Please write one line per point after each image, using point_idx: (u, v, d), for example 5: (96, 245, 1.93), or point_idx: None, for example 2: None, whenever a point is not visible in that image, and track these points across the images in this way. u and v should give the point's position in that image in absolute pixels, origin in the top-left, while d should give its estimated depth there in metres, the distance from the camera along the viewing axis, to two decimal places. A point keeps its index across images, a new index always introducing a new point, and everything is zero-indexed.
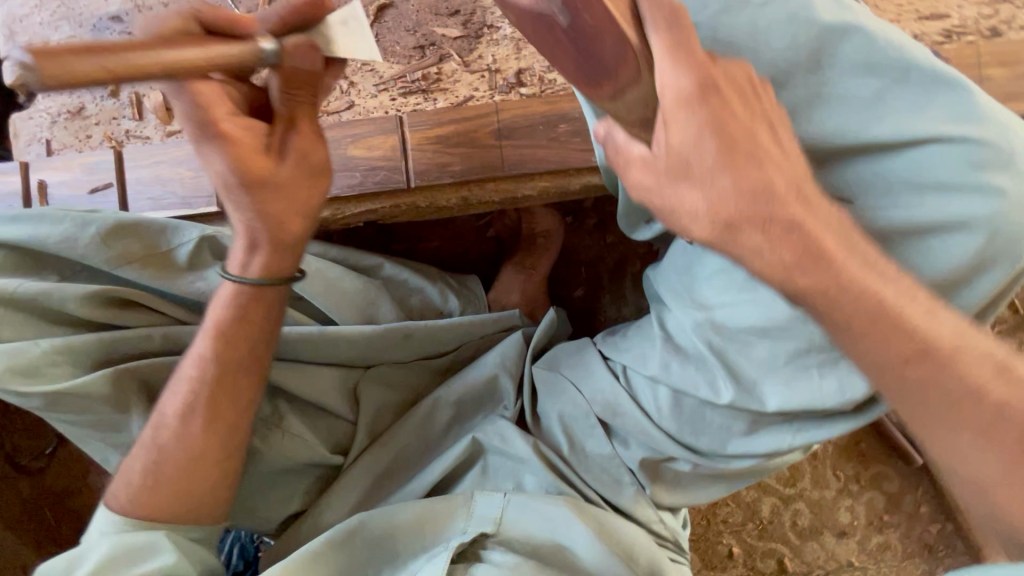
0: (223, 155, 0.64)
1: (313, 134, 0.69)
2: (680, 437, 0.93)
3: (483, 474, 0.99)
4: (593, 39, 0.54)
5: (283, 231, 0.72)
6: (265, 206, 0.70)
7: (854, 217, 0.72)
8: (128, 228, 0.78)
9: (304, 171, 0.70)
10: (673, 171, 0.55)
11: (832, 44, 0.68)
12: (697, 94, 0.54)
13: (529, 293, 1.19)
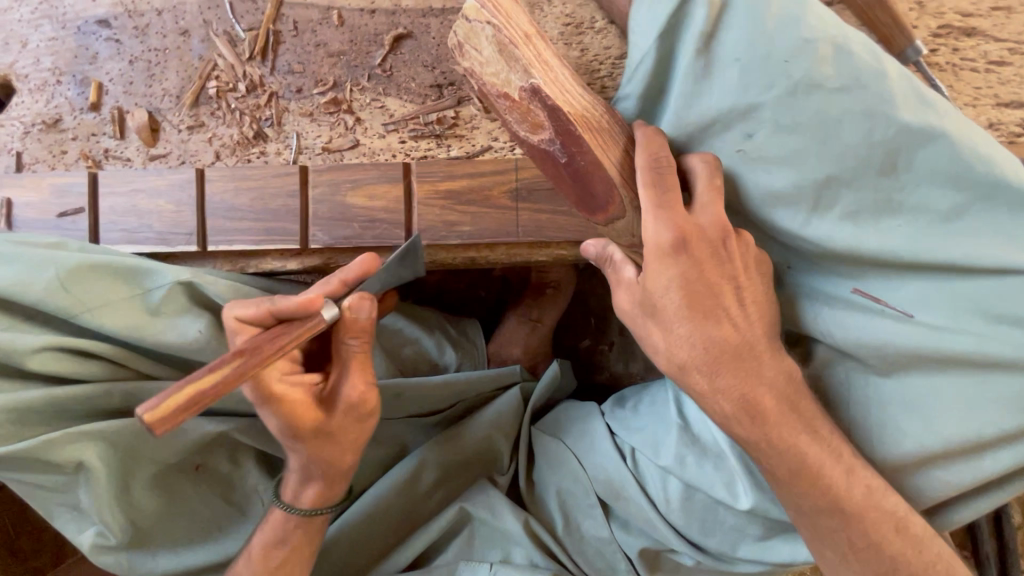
0: (279, 419, 0.65)
1: (366, 379, 0.68)
2: (686, 532, 0.87)
3: (468, 547, 0.91)
4: (587, 179, 0.65)
5: (336, 460, 0.72)
6: (326, 457, 0.71)
7: (914, 340, 0.64)
8: (93, 270, 0.67)
9: (355, 415, 0.69)
10: (643, 309, 0.65)
11: (910, 146, 0.62)
12: (672, 249, 0.61)
13: (532, 348, 1.11)
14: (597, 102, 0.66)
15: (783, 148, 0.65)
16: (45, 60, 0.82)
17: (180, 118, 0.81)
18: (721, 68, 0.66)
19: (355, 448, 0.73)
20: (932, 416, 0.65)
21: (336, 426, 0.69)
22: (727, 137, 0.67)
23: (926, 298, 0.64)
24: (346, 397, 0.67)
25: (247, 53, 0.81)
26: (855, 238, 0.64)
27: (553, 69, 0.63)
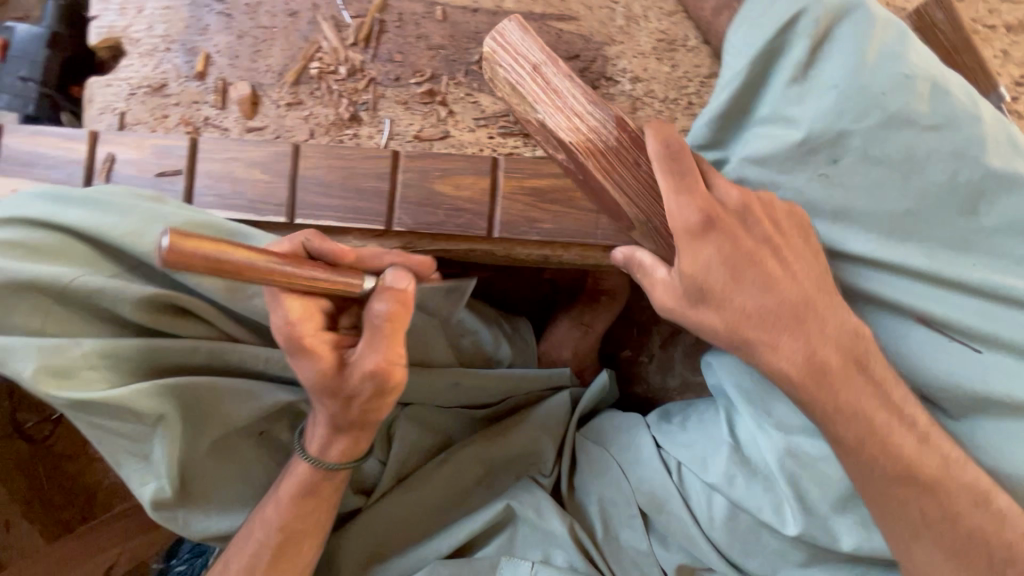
0: (302, 368, 0.62)
1: (395, 356, 0.61)
2: (727, 552, 0.86)
3: (509, 544, 0.91)
4: (601, 196, 0.68)
5: (356, 421, 0.68)
6: (343, 414, 0.66)
7: (988, 377, 0.64)
8: (200, 230, 0.70)
9: (374, 387, 0.62)
10: (689, 294, 0.60)
11: (996, 192, 0.63)
12: (704, 223, 0.58)
13: (581, 352, 1.12)
14: (608, 115, 0.64)
15: (869, 179, 0.65)
16: (157, 28, 0.86)
17: (280, 95, 0.85)
18: (817, 93, 0.66)
19: (376, 416, 0.67)
20: (1002, 455, 0.65)
21: (351, 387, 0.63)
22: (813, 160, 0.66)
23: (999, 338, 0.65)
24: (363, 367, 0.60)
25: (351, 39, 0.85)
26: (933, 269, 0.65)
27: (563, 96, 0.64)
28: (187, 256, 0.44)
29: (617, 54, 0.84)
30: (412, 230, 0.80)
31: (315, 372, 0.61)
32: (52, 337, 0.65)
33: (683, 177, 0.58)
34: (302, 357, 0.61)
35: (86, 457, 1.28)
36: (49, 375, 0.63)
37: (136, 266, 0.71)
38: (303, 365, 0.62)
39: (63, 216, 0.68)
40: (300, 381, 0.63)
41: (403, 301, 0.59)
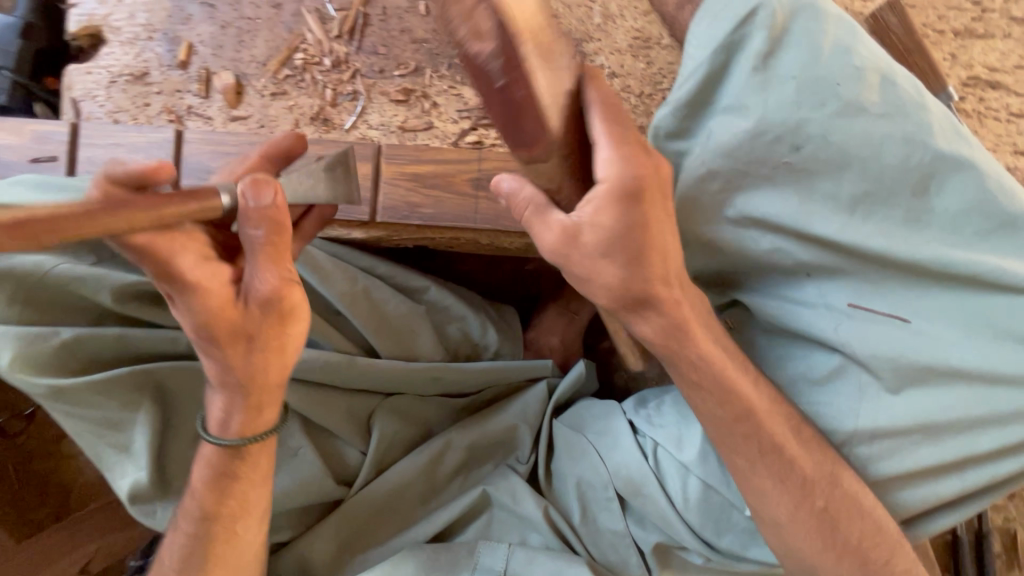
0: (193, 311, 0.60)
1: (287, 278, 0.62)
2: (699, 531, 0.88)
3: (487, 527, 0.94)
4: (520, 112, 0.51)
5: (250, 369, 0.66)
6: (235, 356, 0.65)
7: (932, 353, 0.71)
8: None
9: (273, 315, 0.63)
10: (567, 236, 0.61)
11: (943, 174, 0.68)
12: (631, 193, 0.58)
13: (568, 340, 1.17)
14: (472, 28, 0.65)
15: (828, 163, 0.70)
16: (140, 17, 0.86)
17: (264, 85, 0.86)
18: (779, 82, 0.70)
19: (271, 356, 0.67)
20: (943, 426, 0.71)
21: (243, 321, 0.62)
22: (777, 148, 0.71)
23: (940, 313, 0.71)
24: (260, 290, 0.61)
25: (336, 31, 0.86)
26: (886, 248, 0.69)
27: None
28: (6, 237, 0.37)
29: (595, 50, 0.88)
30: (388, 221, 0.83)
31: (203, 311, 0.60)
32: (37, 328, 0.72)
33: (623, 136, 0.58)
34: (185, 296, 0.59)
35: (57, 453, 1.25)
36: (27, 359, 0.70)
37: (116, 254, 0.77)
38: (188, 308, 0.60)
39: (55, 207, 0.74)
40: (188, 322, 0.61)
41: (263, 219, 0.57)
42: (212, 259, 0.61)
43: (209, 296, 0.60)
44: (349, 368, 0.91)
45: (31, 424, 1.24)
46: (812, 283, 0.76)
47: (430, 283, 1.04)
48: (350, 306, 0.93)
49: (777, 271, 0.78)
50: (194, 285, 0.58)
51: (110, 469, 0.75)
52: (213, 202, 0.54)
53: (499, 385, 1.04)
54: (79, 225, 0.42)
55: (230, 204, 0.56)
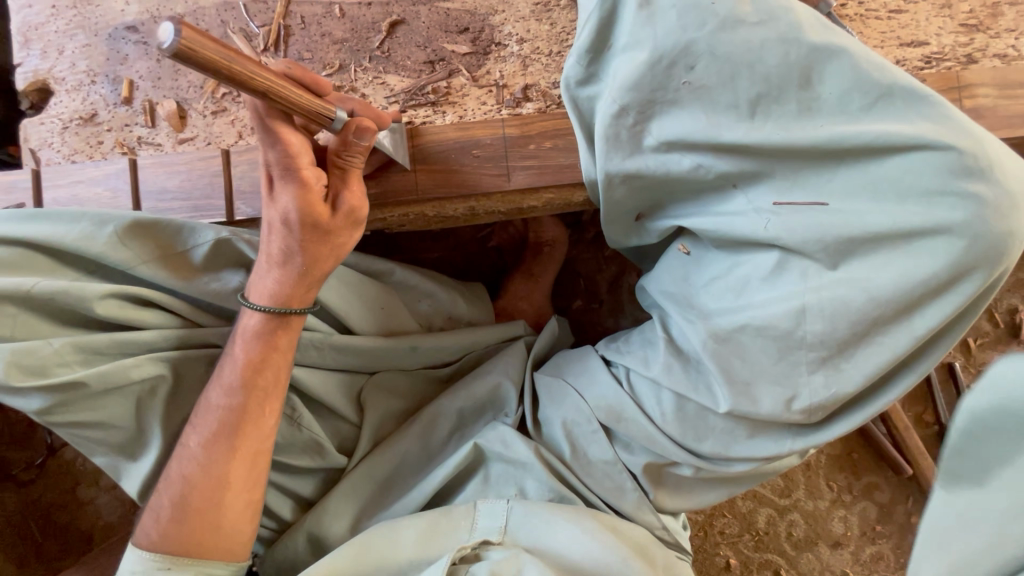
0: (294, 198, 0.69)
1: (362, 192, 0.73)
2: (683, 442, 0.90)
3: (485, 483, 0.98)
4: None
5: (321, 266, 0.76)
6: (315, 254, 0.75)
7: (841, 220, 0.73)
8: (150, 229, 0.79)
9: (348, 221, 0.74)
10: None
11: (821, 62, 0.73)
12: None
13: (536, 301, 1.22)
14: None
15: (721, 76, 0.76)
16: (80, 64, 0.94)
17: (204, 105, 0.93)
18: (662, 13, 0.78)
19: (337, 257, 0.77)
20: (883, 297, 0.73)
21: (333, 225, 0.73)
22: (673, 71, 0.78)
23: (853, 189, 0.74)
24: (347, 201, 0.72)
25: (262, 46, 0.93)
26: (787, 139, 0.74)
27: None
28: (198, 44, 0.50)
29: (501, 21, 0.95)
30: None
31: (304, 202, 0.69)
32: (24, 341, 0.75)
33: None
34: (294, 171, 0.68)
35: (74, 502, 1.28)
36: (16, 370, 0.74)
37: (92, 268, 0.81)
38: (292, 189, 0.68)
39: (23, 233, 0.78)
40: (284, 204, 0.69)
41: (363, 150, 0.71)
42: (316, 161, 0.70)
43: (313, 194, 0.69)
44: (328, 346, 0.95)
45: (42, 474, 1.28)
46: (739, 192, 0.81)
47: (393, 266, 1.07)
48: (321, 292, 0.94)
49: (704, 186, 0.83)
50: (293, 146, 0.66)
51: (124, 465, 0.82)
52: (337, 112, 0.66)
53: (478, 348, 1.09)
54: (246, 58, 0.55)
55: (341, 122, 0.67)
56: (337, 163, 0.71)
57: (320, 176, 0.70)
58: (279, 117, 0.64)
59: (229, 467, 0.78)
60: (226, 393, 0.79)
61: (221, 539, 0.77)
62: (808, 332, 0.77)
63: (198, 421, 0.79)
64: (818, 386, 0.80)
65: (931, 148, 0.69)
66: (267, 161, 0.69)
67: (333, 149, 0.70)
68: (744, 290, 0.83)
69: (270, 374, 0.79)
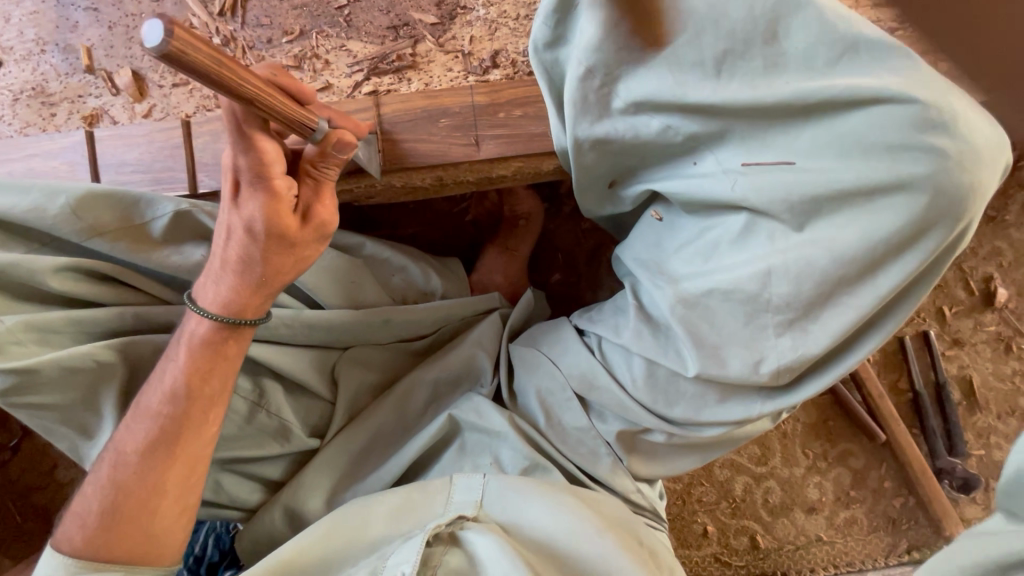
0: (264, 207, 0.66)
1: (333, 204, 0.72)
2: (654, 408, 0.92)
3: (459, 452, 0.99)
4: None
5: (281, 277, 0.74)
6: (276, 265, 0.73)
7: (805, 178, 0.73)
8: (103, 201, 0.77)
9: (315, 234, 0.72)
10: None
11: (788, 15, 0.71)
12: None
13: (511, 275, 1.22)
14: None
15: (686, 30, 0.74)
16: (28, 33, 0.90)
17: (161, 75, 0.90)
18: None
19: (298, 270, 0.75)
20: (846, 255, 0.72)
21: (299, 236, 0.70)
22: (639, 34, 0.77)
23: (819, 147, 0.73)
24: (317, 214, 0.70)
25: (218, 11, 0.90)
26: (754, 96, 0.72)
27: None
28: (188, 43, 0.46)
29: None
30: None
31: (272, 212, 0.66)
32: None
33: None
34: (265, 179, 0.65)
35: (53, 484, 1.28)
36: None
37: (47, 242, 0.79)
38: (261, 197, 0.66)
39: None
40: (249, 212, 0.67)
41: (339, 163, 0.69)
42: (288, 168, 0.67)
43: (284, 204, 0.67)
44: (298, 322, 0.94)
45: (16, 456, 1.27)
46: (709, 153, 0.81)
47: (364, 239, 1.06)
48: None
49: (673, 150, 0.83)
50: (268, 155, 0.63)
51: (85, 444, 0.80)
52: (318, 126, 0.64)
53: (454, 322, 1.09)
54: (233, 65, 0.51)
55: (324, 134, 0.65)
56: (308, 173, 0.69)
57: (292, 185, 0.67)
58: (257, 125, 0.61)
59: (167, 475, 0.77)
60: (167, 399, 0.77)
61: (151, 549, 0.76)
62: (774, 294, 0.77)
63: (133, 425, 0.77)
64: (784, 349, 0.80)
65: (898, 100, 0.67)
66: (236, 165, 0.65)
67: (309, 157, 0.67)
68: (713, 253, 0.83)
69: (217, 376, 0.78)
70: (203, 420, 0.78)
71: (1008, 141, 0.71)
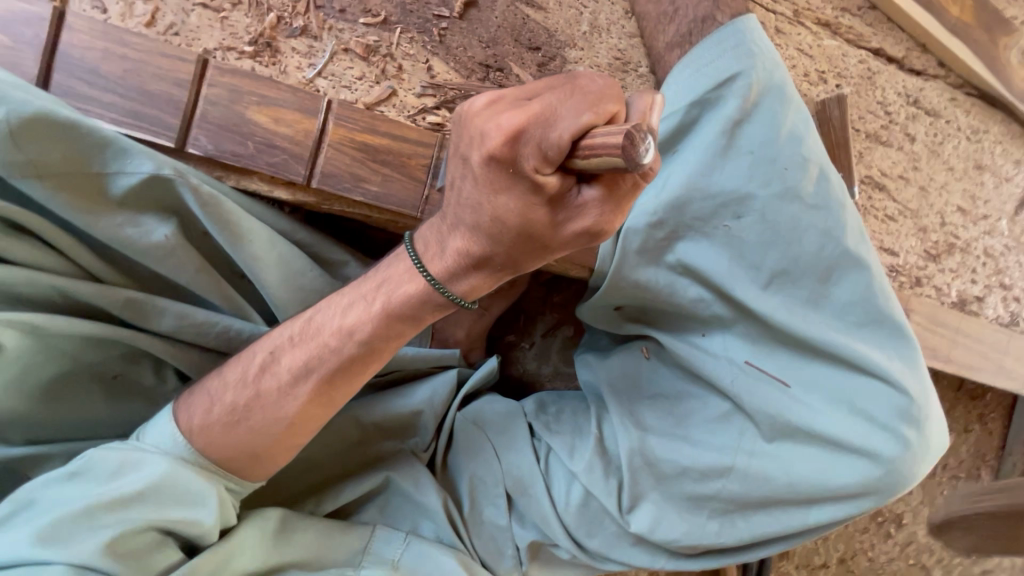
0: (464, 237, 0.60)
1: (523, 205, 0.52)
2: (573, 531, 0.90)
3: (378, 514, 0.89)
4: None
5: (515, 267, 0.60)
6: (520, 259, 0.59)
7: (795, 406, 0.80)
8: (47, 130, 0.57)
9: (513, 236, 0.56)
10: None
11: (846, 268, 0.76)
12: None
13: (474, 333, 1.12)
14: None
15: (761, 237, 0.77)
16: None
17: None
18: (738, 155, 0.76)
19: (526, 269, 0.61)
20: (802, 486, 0.79)
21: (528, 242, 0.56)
22: (721, 212, 0.77)
23: (814, 385, 0.81)
24: (499, 211, 0.54)
25: None
26: (787, 320, 0.77)
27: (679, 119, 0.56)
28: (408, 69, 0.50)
29: (576, 58, 0.85)
30: (321, 189, 0.73)
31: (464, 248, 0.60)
32: None
33: None
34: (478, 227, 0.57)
35: None
36: None
37: None
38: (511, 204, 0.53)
39: None
40: (461, 237, 0.60)
41: (498, 164, 0.50)
42: (485, 175, 0.52)
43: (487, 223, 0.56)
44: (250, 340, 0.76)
45: None
46: (718, 335, 0.85)
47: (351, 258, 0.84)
48: (258, 269, 0.71)
49: (694, 318, 0.85)
50: (469, 201, 0.56)
51: None
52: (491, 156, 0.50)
53: (411, 368, 1.00)
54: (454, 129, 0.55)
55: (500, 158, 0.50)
56: (504, 177, 0.51)
57: (506, 205, 0.53)
58: (482, 182, 0.53)
59: (261, 422, 0.69)
60: (282, 362, 0.69)
61: (229, 447, 0.70)
62: (725, 488, 0.83)
63: (233, 377, 0.69)
64: (711, 532, 0.85)
65: (893, 386, 0.77)
66: (456, 208, 0.59)
67: (500, 162, 0.50)
68: (686, 422, 0.89)
69: (311, 352, 0.69)
70: (300, 380, 0.69)
71: (946, 448, 0.82)
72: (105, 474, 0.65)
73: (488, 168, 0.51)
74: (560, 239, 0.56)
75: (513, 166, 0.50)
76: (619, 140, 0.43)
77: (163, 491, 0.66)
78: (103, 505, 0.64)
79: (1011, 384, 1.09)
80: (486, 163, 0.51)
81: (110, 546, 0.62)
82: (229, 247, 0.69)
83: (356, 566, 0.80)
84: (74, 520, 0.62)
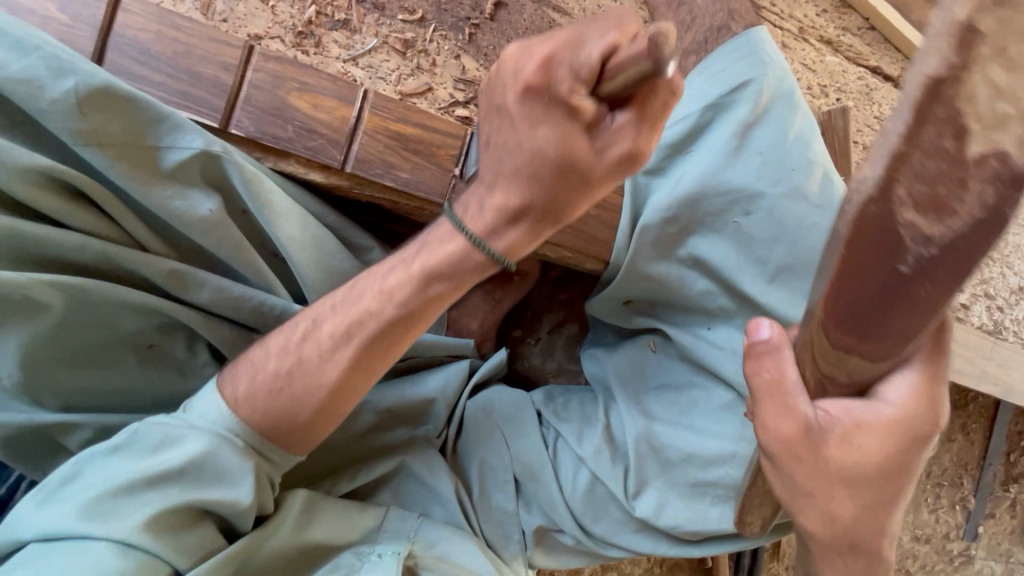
0: (506, 184, 0.62)
1: (562, 128, 0.54)
2: (580, 517, 0.93)
3: (389, 495, 0.91)
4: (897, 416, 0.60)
5: (553, 212, 0.62)
6: (559, 199, 0.60)
7: None
8: (108, 104, 0.62)
9: (551, 171, 0.58)
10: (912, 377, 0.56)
11: None
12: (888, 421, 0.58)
13: (486, 325, 1.14)
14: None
15: (769, 234, 0.81)
16: None
17: None
18: (749, 155, 0.81)
19: (565, 213, 0.62)
20: None
21: (567, 178, 0.58)
22: (731, 208, 0.82)
23: None
24: (537, 145, 0.56)
25: None
26: (791, 315, 0.82)
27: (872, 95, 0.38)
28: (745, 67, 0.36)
29: None
30: (352, 172, 0.76)
31: (507, 194, 0.62)
32: None
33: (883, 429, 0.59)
34: (519, 171, 0.59)
35: None
36: None
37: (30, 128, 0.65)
38: (547, 133, 0.55)
39: None
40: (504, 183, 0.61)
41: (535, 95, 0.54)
42: (524, 109, 0.55)
43: (524, 160, 0.58)
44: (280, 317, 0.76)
45: None
46: (724, 326, 0.88)
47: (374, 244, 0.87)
48: (290, 248, 0.74)
49: (702, 311, 0.89)
50: (507, 143, 0.59)
51: None
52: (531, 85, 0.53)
53: (423, 356, 1.03)
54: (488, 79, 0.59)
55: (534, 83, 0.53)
56: (541, 104, 0.54)
57: (540, 139, 0.56)
58: (516, 118, 0.56)
59: (285, 399, 0.71)
60: (308, 342, 0.71)
61: (249, 435, 0.71)
62: (728, 474, 0.88)
63: (262, 358, 0.71)
64: (714, 516, 0.89)
65: None
66: (493, 156, 0.62)
67: (536, 90, 0.53)
68: (689, 411, 0.93)
69: (338, 332, 0.71)
70: (325, 357, 0.71)
71: None
72: (146, 449, 0.67)
73: (524, 100, 0.54)
74: (598, 170, 0.57)
75: (548, 95, 0.53)
76: (642, 49, 0.45)
77: (202, 469, 0.68)
78: (144, 482, 0.65)
79: (993, 389, 1.14)
80: (523, 96, 0.54)
81: (148, 524, 0.63)
82: (263, 223, 0.72)
83: (372, 542, 0.81)
84: (117, 495, 0.64)
